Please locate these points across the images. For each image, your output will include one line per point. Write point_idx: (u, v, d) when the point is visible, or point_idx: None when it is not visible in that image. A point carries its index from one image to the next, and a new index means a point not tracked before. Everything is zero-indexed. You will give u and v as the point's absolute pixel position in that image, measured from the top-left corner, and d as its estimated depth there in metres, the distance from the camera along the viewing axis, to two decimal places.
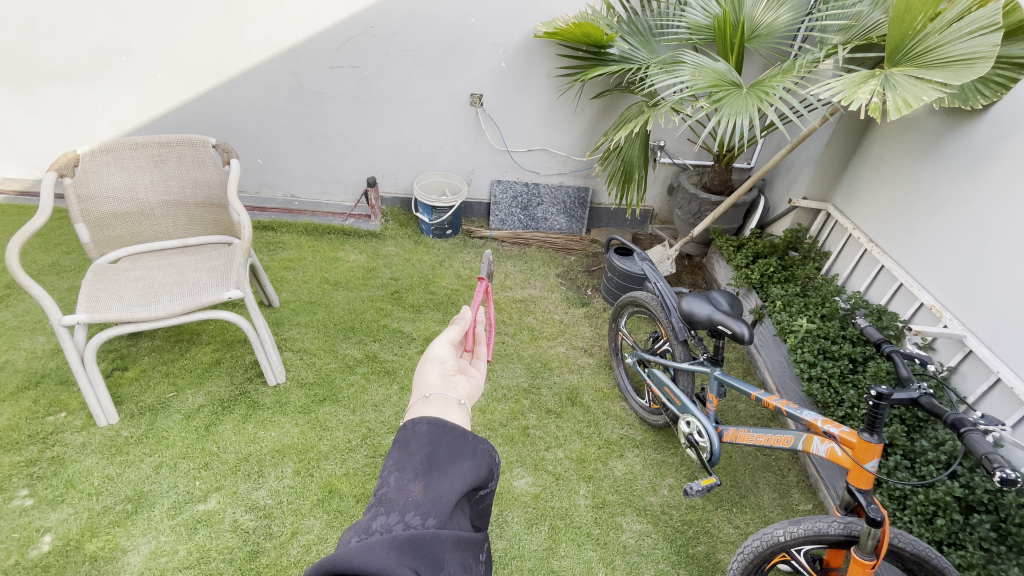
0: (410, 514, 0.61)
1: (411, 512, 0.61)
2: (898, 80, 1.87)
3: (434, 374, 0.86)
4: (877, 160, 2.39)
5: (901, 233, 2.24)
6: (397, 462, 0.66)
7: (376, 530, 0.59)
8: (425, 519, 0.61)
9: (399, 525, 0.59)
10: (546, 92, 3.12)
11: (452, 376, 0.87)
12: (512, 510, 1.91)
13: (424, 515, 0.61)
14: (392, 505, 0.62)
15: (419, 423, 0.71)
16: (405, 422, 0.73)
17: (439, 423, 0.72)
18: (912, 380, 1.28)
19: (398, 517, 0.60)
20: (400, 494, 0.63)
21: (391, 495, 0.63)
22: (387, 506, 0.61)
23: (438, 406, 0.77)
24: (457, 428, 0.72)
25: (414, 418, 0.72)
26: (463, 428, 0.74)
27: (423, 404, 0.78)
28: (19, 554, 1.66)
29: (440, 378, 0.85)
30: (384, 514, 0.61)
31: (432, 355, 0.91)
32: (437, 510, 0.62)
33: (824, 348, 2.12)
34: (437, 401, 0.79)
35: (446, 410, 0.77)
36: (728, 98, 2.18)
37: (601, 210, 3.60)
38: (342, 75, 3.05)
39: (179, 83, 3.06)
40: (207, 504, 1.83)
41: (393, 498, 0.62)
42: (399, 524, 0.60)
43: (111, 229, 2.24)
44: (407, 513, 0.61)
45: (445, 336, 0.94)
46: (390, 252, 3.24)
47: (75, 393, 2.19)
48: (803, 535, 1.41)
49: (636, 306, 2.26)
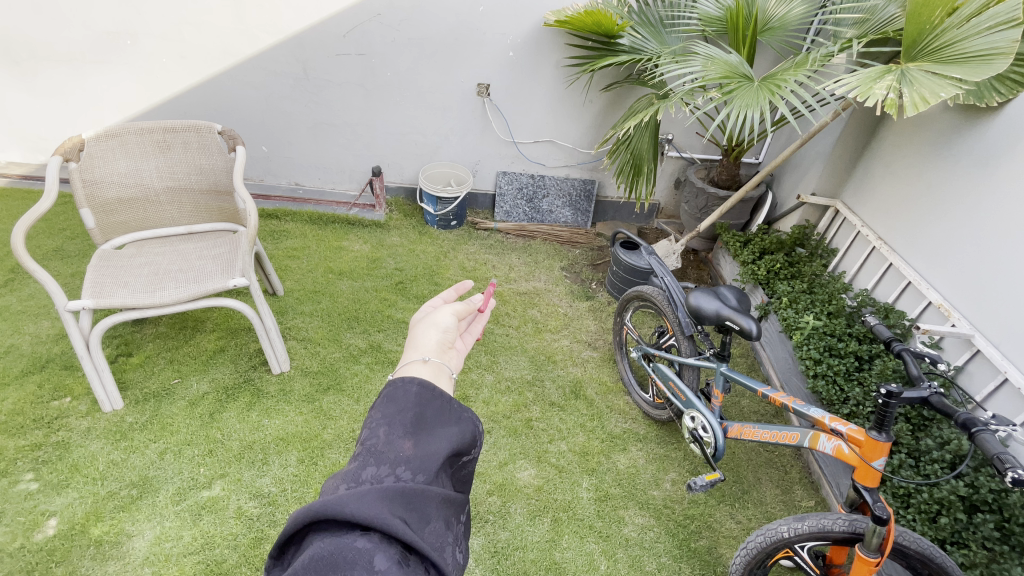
0: (400, 468, 0.62)
1: (401, 467, 0.63)
2: (914, 75, 1.85)
3: (433, 339, 0.86)
4: (889, 156, 2.37)
5: (910, 231, 2.22)
6: (387, 418, 0.67)
7: (366, 480, 0.61)
8: (414, 474, 0.62)
9: (390, 477, 0.61)
10: (554, 83, 3.09)
11: (449, 347, 0.87)
12: (515, 502, 1.91)
13: (414, 471, 0.63)
14: (382, 458, 0.63)
15: (411, 382, 0.71)
16: (398, 378, 0.73)
17: (430, 386, 0.72)
18: (923, 379, 1.28)
19: (389, 470, 0.62)
20: (390, 448, 0.64)
21: (380, 447, 0.64)
22: (377, 458, 0.63)
23: (431, 373, 0.77)
24: (446, 394, 0.73)
25: (407, 377, 0.73)
26: (451, 396, 0.75)
27: (419, 366, 0.78)
28: (24, 538, 1.66)
29: (439, 346, 0.85)
30: (374, 466, 0.62)
31: (436, 320, 0.90)
32: (425, 468, 0.64)
33: (830, 345, 2.11)
34: (433, 367, 0.80)
35: (438, 378, 0.78)
36: (741, 91, 2.15)
37: (607, 204, 3.58)
38: (348, 63, 3.03)
39: (184, 68, 3.03)
40: (212, 490, 1.84)
41: (382, 451, 0.63)
42: (390, 476, 0.61)
43: (116, 215, 2.23)
44: (397, 467, 0.62)
45: (451, 306, 0.93)
46: (395, 243, 3.23)
47: (80, 378, 2.20)
48: (807, 532, 1.40)
49: (642, 300, 2.25)
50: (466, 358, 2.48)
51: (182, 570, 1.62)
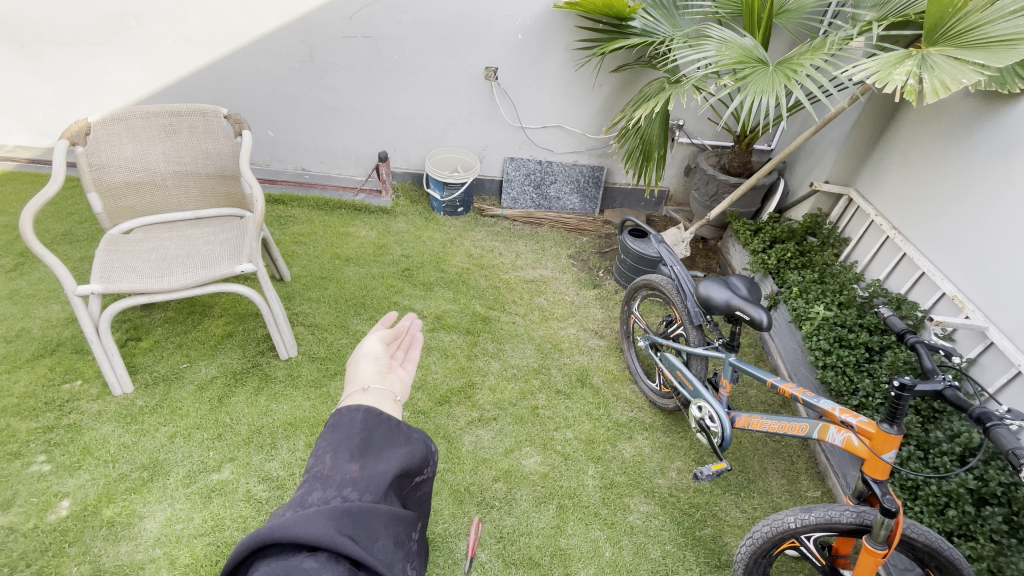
0: (347, 489, 0.63)
1: (348, 487, 0.63)
2: (935, 60, 1.80)
3: (369, 369, 0.87)
4: (906, 144, 2.31)
5: (925, 221, 2.18)
6: (332, 444, 0.68)
7: (312, 503, 0.61)
8: (362, 494, 0.63)
9: (337, 498, 0.61)
10: (564, 66, 3.04)
11: (387, 373, 0.88)
12: (521, 488, 1.92)
13: (361, 491, 0.64)
14: (328, 481, 0.63)
15: (354, 410, 0.73)
16: (340, 408, 0.74)
17: (375, 411, 0.74)
18: (937, 371, 1.26)
19: (336, 491, 0.62)
20: (336, 472, 0.64)
21: (326, 472, 0.64)
22: (323, 482, 0.63)
23: (376, 398, 0.78)
24: (392, 417, 0.75)
25: (350, 405, 0.74)
26: (397, 418, 0.77)
27: (361, 394, 0.78)
28: (37, 518, 1.68)
29: (377, 373, 0.86)
30: (320, 489, 0.62)
31: (366, 350, 0.91)
32: (373, 487, 0.65)
33: (841, 336, 2.09)
34: (375, 394, 0.80)
35: (383, 402, 0.79)
36: (755, 76, 2.10)
37: (616, 191, 3.54)
38: (354, 46, 2.98)
39: (189, 51, 3.01)
40: (221, 474, 1.86)
41: (328, 475, 0.64)
42: (336, 497, 0.62)
43: (124, 199, 2.23)
44: (344, 488, 0.63)
45: (377, 333, 0.96)
46: (401, 229, 3.21)
47: (91, 362, 2.22)
48: (814, 522, 1.39)
49: (650, 289, 2.23)
50: (472, 346, 2.48)
51: (192, 551, 1.64)
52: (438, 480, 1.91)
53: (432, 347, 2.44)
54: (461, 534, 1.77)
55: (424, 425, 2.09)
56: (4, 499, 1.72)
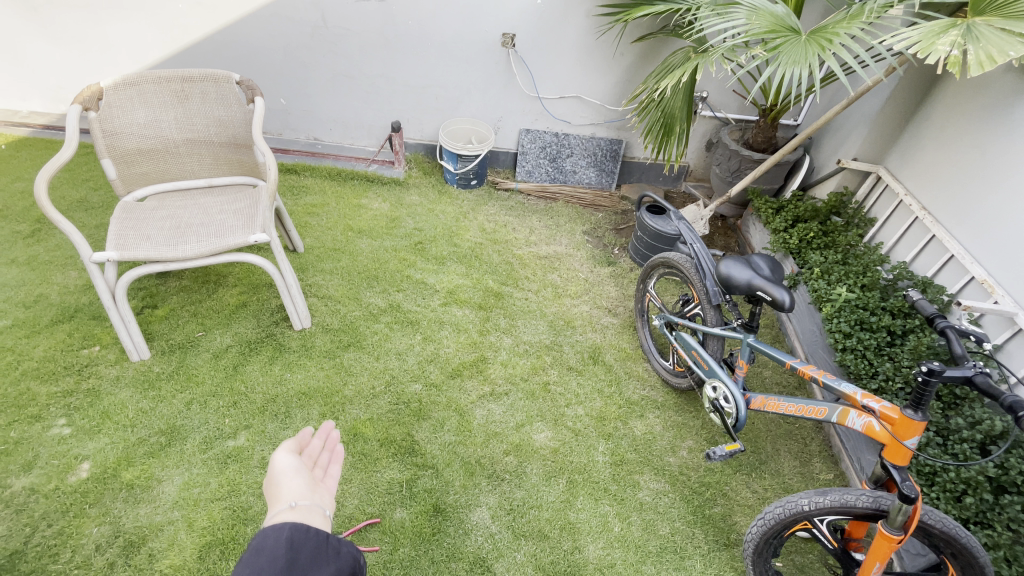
0: None
1: None
2: (981, 30, 1.69)
3: (293, 487, 0.94)
4: (942, 120, 2.21)
5: (958, 201, 2.09)
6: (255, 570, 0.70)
7: None
8: None
9: None
10: (584, 34, 2.93)
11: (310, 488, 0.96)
12: (531, 463, 1.93)
13: None
14: None
15: (281, 530, 0.77)
16: (263, 528, 0.77)
17: (302, 528, 0.79)
18: (968, 357, 1.22)
19: None
20: None
21: None
22: None
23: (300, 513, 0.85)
24: (320, 532, 0.80)
25: (274, 525, 0.78)
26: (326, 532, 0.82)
27: (287, 513, 0.86)
28: (58, 479, 1.72)
29: (300, 490, 0.94)
30: None
31: (284, 468, 1.00)
32: None
33: (862, 319, 2.04)
34: (299, 510, 0.87)
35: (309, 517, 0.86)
36: (788, 45, 2.00)
37: (634, 165, 3.46)
38: (368, 10, 2.90)
39: (200, 15, 2.94)
40: (237, 440, 1.89)
41: None
42: None
43: (137, 166, 2.21)
44: None
45: (287, 446, 1.05)
46: (414, 201, 3.18)
47: (108, 329, 2.25)
48: (829, 506, 1.38)
49: (668, 267, 2.19)
50: (484, 321, 2.46)
51: (209, 515, 1.67)
52: (449, 453, 1.92)
53: (444, 321, 2.44)
54: (471, 506, 1.78)
55: (436, 399, 2.10)
56: (26, 460, 1.77)
